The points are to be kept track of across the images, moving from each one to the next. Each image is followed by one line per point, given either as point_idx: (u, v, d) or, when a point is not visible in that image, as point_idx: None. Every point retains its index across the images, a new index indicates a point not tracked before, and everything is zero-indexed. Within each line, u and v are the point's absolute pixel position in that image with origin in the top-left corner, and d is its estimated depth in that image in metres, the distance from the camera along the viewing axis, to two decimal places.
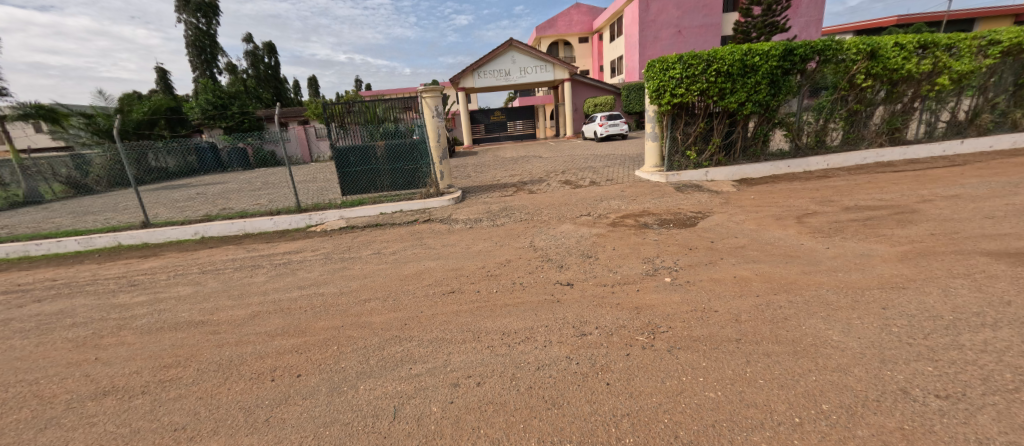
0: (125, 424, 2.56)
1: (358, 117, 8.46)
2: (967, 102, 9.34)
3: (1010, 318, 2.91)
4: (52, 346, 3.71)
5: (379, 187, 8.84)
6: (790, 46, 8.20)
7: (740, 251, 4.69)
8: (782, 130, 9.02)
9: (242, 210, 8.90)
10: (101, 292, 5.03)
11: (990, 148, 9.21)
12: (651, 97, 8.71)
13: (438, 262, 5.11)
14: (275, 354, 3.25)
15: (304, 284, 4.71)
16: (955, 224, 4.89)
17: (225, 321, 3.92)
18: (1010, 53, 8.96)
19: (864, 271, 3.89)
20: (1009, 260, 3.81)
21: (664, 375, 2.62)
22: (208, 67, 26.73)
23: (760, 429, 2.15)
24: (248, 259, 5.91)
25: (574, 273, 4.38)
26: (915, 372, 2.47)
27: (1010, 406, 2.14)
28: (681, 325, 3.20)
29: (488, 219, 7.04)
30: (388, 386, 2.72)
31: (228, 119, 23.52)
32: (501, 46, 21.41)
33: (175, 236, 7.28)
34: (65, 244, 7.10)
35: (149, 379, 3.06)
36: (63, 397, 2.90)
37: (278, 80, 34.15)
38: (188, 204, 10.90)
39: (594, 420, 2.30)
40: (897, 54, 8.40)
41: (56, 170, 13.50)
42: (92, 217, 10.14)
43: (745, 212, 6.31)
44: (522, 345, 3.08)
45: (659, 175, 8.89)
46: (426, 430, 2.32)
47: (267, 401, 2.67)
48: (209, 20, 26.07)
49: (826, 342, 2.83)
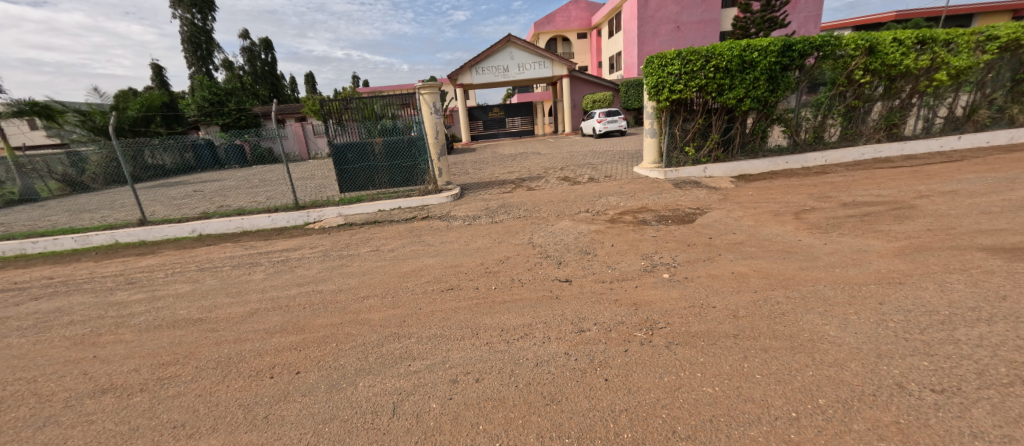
0: (124, 421, 2.56)
1: (355, 114, 8.45)
2: (965, 97, 9.36)
3: (1005, 313, 2.93)
4: (49, 344, 3.70)
5: (377, 184, 8.82)
6: (789, 42, 8.20)
7: (738, 247, 4.71)
8: (781, 126, 9.03)
9: (240, 207, 8.88)
10: (98, 290, 5.01)
11: (987, 144, 9.23)
12: (650, 93, 8.69)
13: (437, 259, 5.11)
14: (274, 351, 3.25)
15: (303, 281, 4.71)
16: (951, 219, 4.91)
17: (224, 319, 3.92)
18: (1008, 49, 8.96)
19: (861, 266, 3.91)
20: (1005, 255, 3.83)
21: (663, 371, 2.64)
22: (205, 63, 26.62)
23: (758, 423, 2.16)
24: (246, 256, 5.89)
25: (573, 269, 4.39)
26: (911, 367, 2.48)
27: (1004, 399, 2.16)
28: (679, 321, 3.22)
29: (486, 216, 7.04)
30: (387, 382, 2.73)
31: (225, 116, 23.42)
32: (500, 42, 21.28)
33: (173, 233, 7.26)
34: (61, 243, 7.07)
35: (148, 376, 3.06)
36: (62, 395, 2.90)
37: (275, 76, 34.02)
38: (185, 202, 10.87)
39: (593, 415, 2.31)
40: (896, 49, 8.39)
41: (51, 167, 13.49)
42: (89, 214, 10.10)
43: (743, 208, 6.33)
44: (521, 341, 3.09)
45: (658, 172, 8.89)
46: (425, 426, 2.33)
47: (267, 398, 2.68)
48: (205, 16, 25.87)
49: (823, 337, 2.85)
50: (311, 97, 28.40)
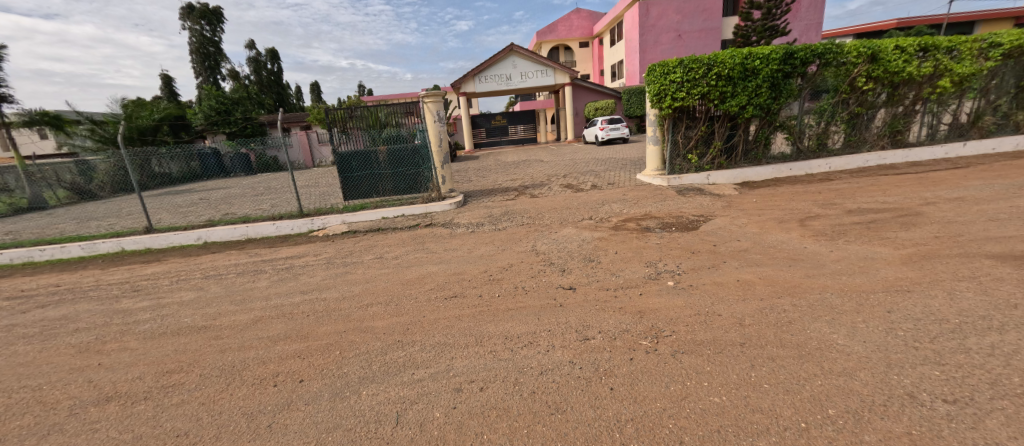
0: (127, 430, 2.56)
1: (360, 122, 8.54)
2: (969, 104, 9.33)
3: (1017, 321, 2.89)
4: (55, 351, 3.71)
5: (380, 192, 8.87)
6: (791, 50, 8.25)
7: (742, 254, 4.68)
8: (784, 133, 9.03)
9: (244, 215, 8.88)
10: (104, 298, 5.03)
11: (993, 151, 9.21)
12: (652, 101, 8.71)
13: (440, 266, 5.11)
14: (277, 359, 3.24)
15: (306, 289, 4.71)
16: (959, 226, 4.87)
17: (228, 326, 3.92)
18: (1011, 56, 8.98)
19: (868, 274, 3.88)
20: (1014, 263, 3.78)
21: (668, 380, 2.61)
22: (211, 73, 26.99)
23: (766, 434, 2.13)
24: (250, 264, 5.91)
25: (576, 277, 4.38)
26: (922, 376, 2.45)
27: (1018, 410, 2.12)
28: (684, 329, 3.19)
29: (490, 223, 7.04)
30: (391, 391, 2.71)
31: (231, 124, 23.67)
32: (502, 52, 21.49)
33: (178, 241, 7.29)
34: (69, 250, 7.14)
35: (152, 384, 3.06)
36: (67, 403, 2.90)
37: (280, 86, 34.41)
38: (190, 209, 10.96)
39: (598, 425, 2.29)
40: (897, 57, 8.40)
41: (60, 176, 13.65)
42: (97, 222, 10.20)
43: (747, 215, 6.30)
44: (525, 350, 3.07)
45: (661, 179, 8.88)
46: (428, 436, 2.31)
47: (270, 407, 2.66)
48: (213, 27, 26.37)
49: (831, 346, 2.82)
50: (317, 106, 28.77)
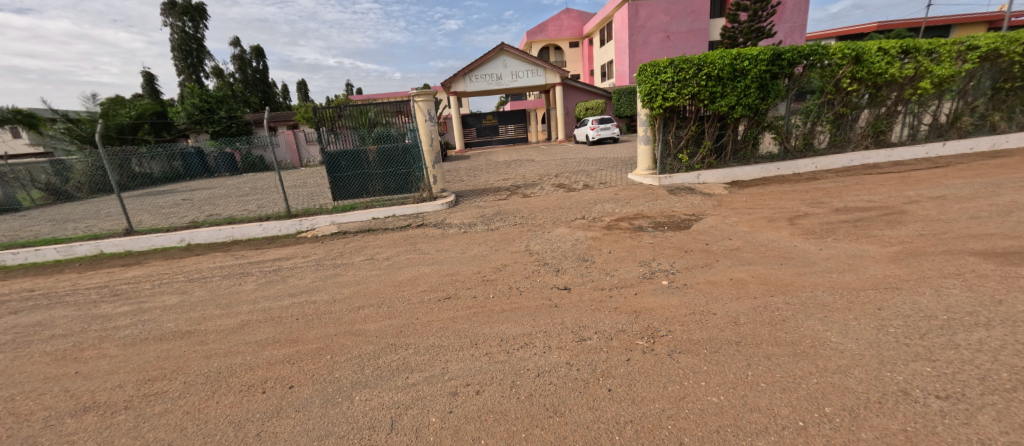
0: (107, 442, 2.45)
1: (349, 121, 8.42)
2: (947, 105, 9.58)
3: (1002, 317, 2.94)
4: (29, 360, 3.56)
5: (370, 192, 8.75)
6: (778, 51, 8.36)
7: (735, 253, 4.71)
8: (771, 133, 9.15)
9: (229, 216, 8.67)
10: (82, 303, 4.85)
11: (971, 150, 9.47)
12: (643, 101, 8.74)
13: (433, 267, 5.04)
14: (265, 365, 3.15)
15: (296, 292, 4.60)
16: (942, 224, 4.98)
17: (213, 331, 3.81)
18: (987, 58, 9.23)
19: (858, 271, 3.93)
20: (997, 260, 3.87)
21: (666, 380, 2.59)
22: (194, 71, 26.41)
23: (765, 433, 2.12)
24: (236, 266, 5.77)
25: (571, 277, 4.35)
26: (914, 373, 2.47)
27: (1008, 405, 2.15)
28: (680, 328, 3.18)
29: (482, 223, 7.00)
30: (384, 396, 2.65)
31: (216, 123, 23.19)
32: (492, 51, 21.43)
33: (161, 243, 7.08)
34: (44, 253, 6.88)
35: (133, 393, 2.94)
36: (41, 414, 2.77)
37: (267, 84, 33.84)
38: (173, 210, 10.67)
39: (597, 428, 2.26)
40: (880, 58, 8.57)
41: (35, 177, 13.20)
42: (74, 224, 9.87)
43: (738, 214, 6.35)
44: (521, 351, 3.03)
45: (652, 179, 8.92)
46: (424, 441, 2.26)
47: (258, 415, 2.58)
48: (196, 24, 25.77)
49: (825, 344, 2.83)
50: (304, 105, 28.37)
